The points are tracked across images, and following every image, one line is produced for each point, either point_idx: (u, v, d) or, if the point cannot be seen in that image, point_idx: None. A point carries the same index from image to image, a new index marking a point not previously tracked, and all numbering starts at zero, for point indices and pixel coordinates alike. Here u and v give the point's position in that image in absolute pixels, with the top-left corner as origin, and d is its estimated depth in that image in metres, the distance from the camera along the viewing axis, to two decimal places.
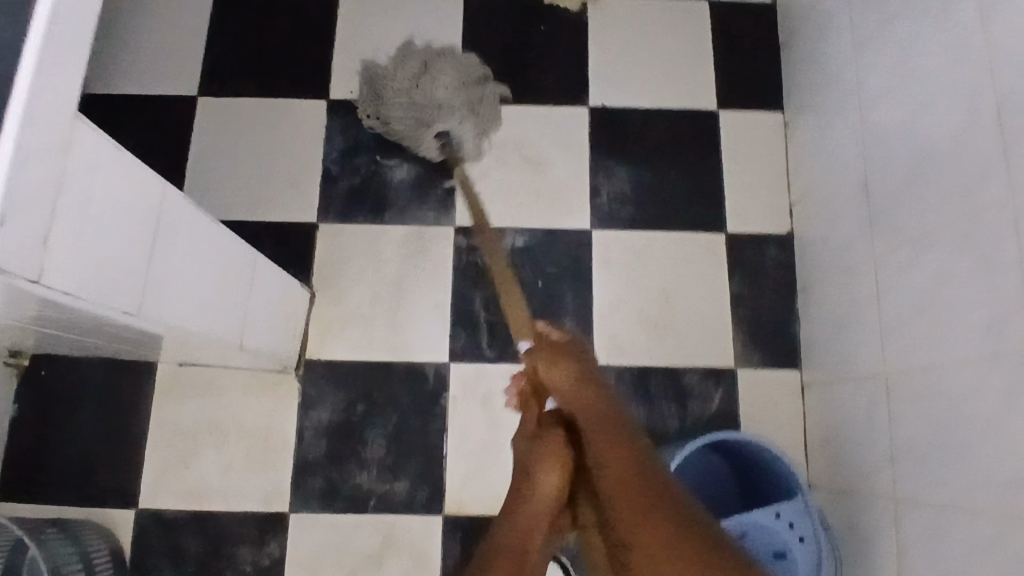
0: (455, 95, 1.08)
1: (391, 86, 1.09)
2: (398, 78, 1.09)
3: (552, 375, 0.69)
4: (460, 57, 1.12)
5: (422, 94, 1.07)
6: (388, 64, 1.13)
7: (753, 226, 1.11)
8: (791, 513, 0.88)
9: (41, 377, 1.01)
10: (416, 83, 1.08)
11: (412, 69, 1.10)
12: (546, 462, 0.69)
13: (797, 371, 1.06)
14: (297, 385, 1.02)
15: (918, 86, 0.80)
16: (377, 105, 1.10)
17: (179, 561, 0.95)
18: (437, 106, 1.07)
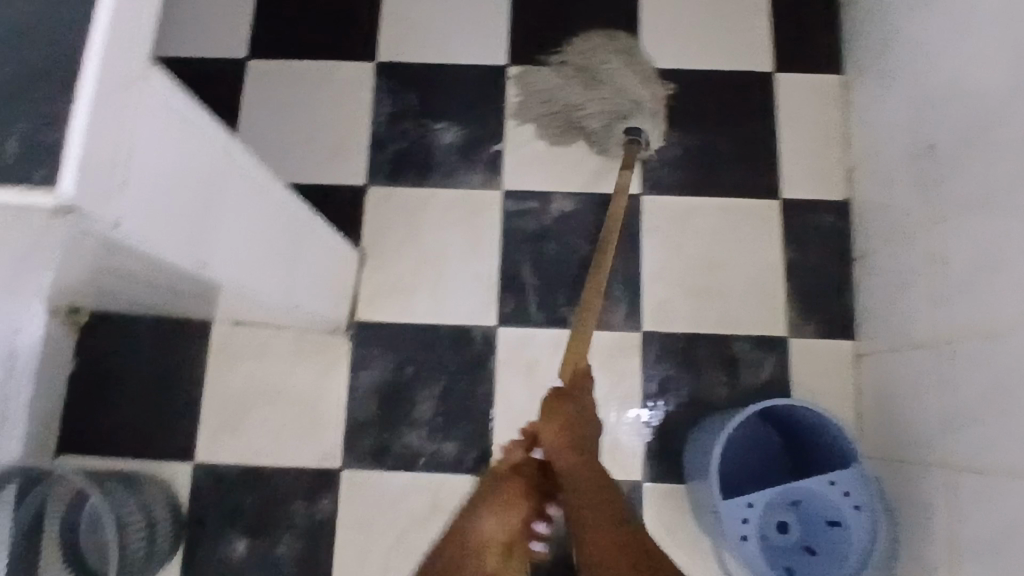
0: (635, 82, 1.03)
1: (567, 94, 1.05)
2: (567, 84, 1.05)
3: (551, 432, 0.76)
4: (613, 45, 1.07)
5: (605, 92, 1.02)
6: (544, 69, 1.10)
7: (809, 192, 1.08)
8: (847, 482, 0.86)
9: (99, 335, 1.03)
10: (591, 81, 1.04)
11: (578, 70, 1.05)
12: (496, 505, 0.80)
13: (852, 340, 1.03)
14: (347, 346, 1.03)
15: (979, 40, 0.76)
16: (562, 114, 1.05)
17: (236, 514, 0.98)
18: (620, 98, 1.02)
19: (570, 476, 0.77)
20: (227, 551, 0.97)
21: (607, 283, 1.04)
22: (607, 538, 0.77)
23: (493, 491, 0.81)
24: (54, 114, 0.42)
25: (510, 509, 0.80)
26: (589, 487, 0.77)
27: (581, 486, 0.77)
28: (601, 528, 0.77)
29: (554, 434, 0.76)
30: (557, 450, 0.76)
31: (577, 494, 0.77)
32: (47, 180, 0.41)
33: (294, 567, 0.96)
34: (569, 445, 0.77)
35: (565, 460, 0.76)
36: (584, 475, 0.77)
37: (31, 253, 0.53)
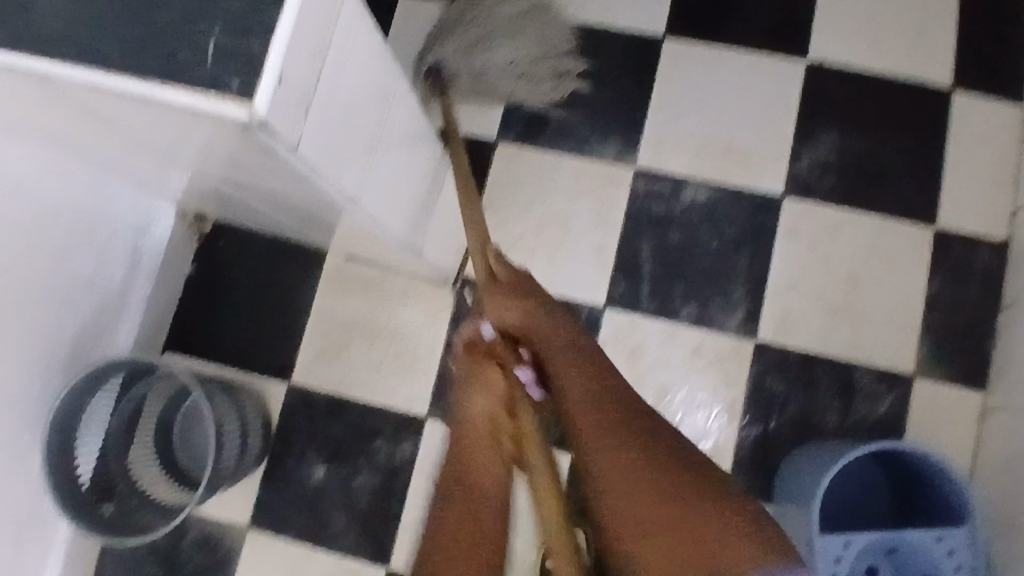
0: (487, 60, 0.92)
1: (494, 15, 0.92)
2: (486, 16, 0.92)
3: (506, 305, 0.75)
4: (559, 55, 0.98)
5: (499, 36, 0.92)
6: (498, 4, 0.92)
7: (967, 225, 0.99)
8: (954, 541, 0.78)
9: (217, 245, 1.06)
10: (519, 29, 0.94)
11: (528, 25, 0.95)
12: (485, 385, 0.73)
13: (982, 393, 0.95)
14: (451, 298, 1.02)
15: None
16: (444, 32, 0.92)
17: (320, 439, 1.00)
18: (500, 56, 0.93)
19: (540, 334, 0.76)
20: (308, 473, 1.00)
21: (728, 283, 0.99)
22: (596, 412, 0.74)
23: (469, 378, 0.74)
24: (259, 25, 0.41)
25: (489, 396, 0.74)
26: (553, 338, 0.76)
27: (552, 352, 0.76)
28: (579, 396, 0.74)
29: (515, 312, 0.75)
30: (513, 316, 0.75)
31: (546, 344, 0.76)
32: (242, 91, 0.41)
33: (368, 502, 0.98)
34: (522, 313, 0.75)
35: (523, 320, 0.75)
36: (550, 336, 0.76)
37: (199, 142, 0.54)
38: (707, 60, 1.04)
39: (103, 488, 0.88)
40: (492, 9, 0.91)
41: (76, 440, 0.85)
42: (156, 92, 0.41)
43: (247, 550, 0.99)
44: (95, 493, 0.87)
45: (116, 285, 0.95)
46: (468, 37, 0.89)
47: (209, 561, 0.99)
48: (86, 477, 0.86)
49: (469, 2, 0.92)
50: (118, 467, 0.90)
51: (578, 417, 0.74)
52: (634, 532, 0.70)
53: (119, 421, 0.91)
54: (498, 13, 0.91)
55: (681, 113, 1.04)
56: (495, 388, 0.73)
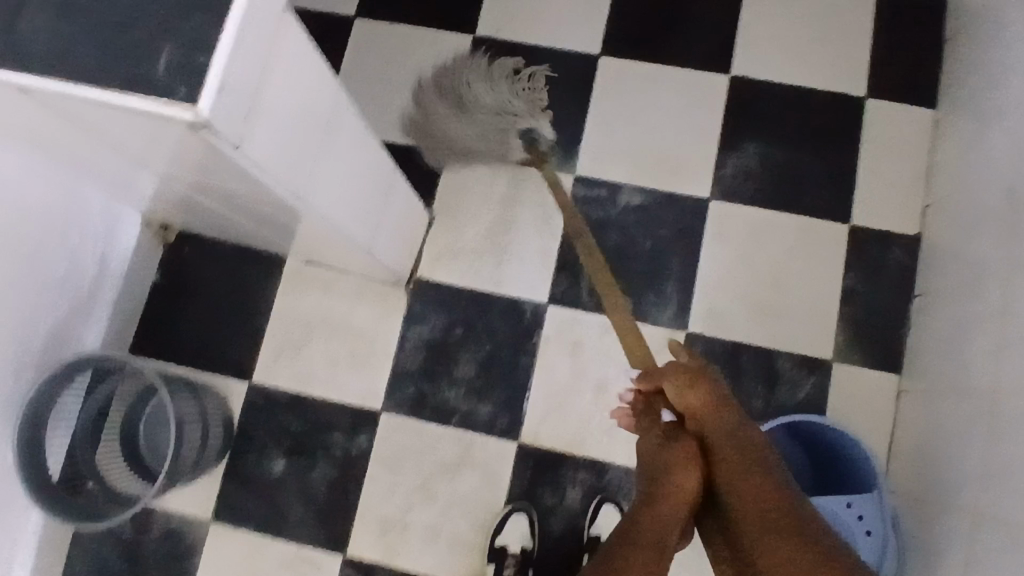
0: (497, 92, 1.10)
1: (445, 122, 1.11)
2: (443, 114, 1.11)
3: (686, 390, 0.73)
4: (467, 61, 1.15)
5: (476, 108, 1.10)
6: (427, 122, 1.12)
7: (880, 222, 1.07)
8: (862, 506, 0.86)
9: (183, 253, 1.12)
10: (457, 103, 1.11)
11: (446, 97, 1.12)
12: (674, 469, 0.70)
13: (896, 377, 1.03)
14: (404, 299, 1.09)
15: None
16: (468, 150, 1.11)
17: (281, 434, 1.05)
18: (496, 98, 1.10)
19: (707, 423, 0.72)
20: (268, 467, 1.05)
21: (662, 280, 1.06)
22: (762, 492, 0.67)
23: (657, 459, 0.72)
24: (202, 40, 0.48)
25: (682, 473, 0.70)
26: (726, 439, 0.71)
27: (733, 459, 0.70)
28: (763, 507, 0.66)
29: (693, 397, 0.73)
30: (698, 402, 0.72)
31: (719, 447, 0.71)
32: (187, 97, 0.47)
33: (326, 493, 1.03)
34: (708, 404, 0.72)
35: (701, 408, 0.72)
36: (727, 428, 0.72)
37: (153, 146, 0.60)
38: (641, 76, 1.13)
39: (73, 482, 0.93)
40: (456, 118, 1.10)
41: (46, 431, 0.90)
42: (112, 98, 0.48)
43: (209, 542, 1.03)
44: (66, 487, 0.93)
45: (85, 286, 0.99)
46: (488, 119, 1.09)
47: (172, 553, 1.03)
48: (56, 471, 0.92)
49: (452, 143, 1.11)
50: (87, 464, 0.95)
51: (758, 524, 0.65)
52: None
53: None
54: (448, 117, 1.11)
55: (617, 124, 1.12)
56: (694, 476, 0.70)
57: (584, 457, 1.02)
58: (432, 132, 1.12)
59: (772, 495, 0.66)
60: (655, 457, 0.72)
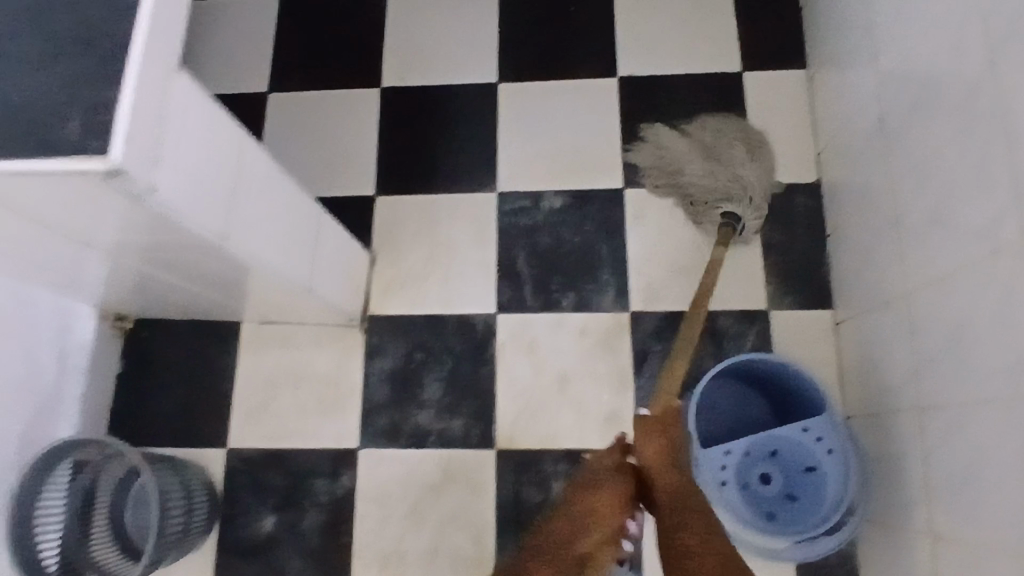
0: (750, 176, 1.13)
1: (667, 149, 1.16)
2: (681, 150, 1.15)
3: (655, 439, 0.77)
4: (729, 131, 1.17)
5: (716, 167, 1.12)
6: (667, 152, 1.16)
7: (780, 176, 1.17)
8: (819, 429, 0.89)
9: (142, 338, 1.16)
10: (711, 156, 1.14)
11: (705, 145, 1.15)
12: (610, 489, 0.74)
13: (829, 310, 1.10)
14: (362, 337, 1.13)
15: (918, 7, 0.82)
16: (668, 184, 1.14)
17: (266, 491, 1.07)
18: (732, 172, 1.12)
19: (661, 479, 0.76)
20: (259, 525, 1.06)
21: (598, 269, 1.13)
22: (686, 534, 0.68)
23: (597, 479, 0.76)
24: (106, 99, 0.54)
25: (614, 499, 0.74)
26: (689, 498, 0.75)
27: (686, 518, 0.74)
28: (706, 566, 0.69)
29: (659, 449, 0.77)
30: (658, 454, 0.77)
31: (680, 500, 0.75)
32: (100, 149, 0.53)
33: (320, 538, 1.05)
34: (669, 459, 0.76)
35: (659, 460, 0.76)
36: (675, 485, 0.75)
37: (82, 219, 0.65)
38: (540, 93, 1.22)
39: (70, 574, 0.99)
40: (687, 166, 1.14)
41: (35, 527, 0.95)
42: (34, 163, 0.53)
43: None
44: None
45: (49, 392, 1.03)
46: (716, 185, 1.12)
47: None
48: (51, 564, 0.97)
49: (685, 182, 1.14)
50: (81, 555, 1.01)
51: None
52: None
53: (76, 509, 1.01)
54: (665, 151, 1.16)
55: (529, 138, 1.20)
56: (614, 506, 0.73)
57: (560, 448, 1.06)
58: (669, 171, 1.15)
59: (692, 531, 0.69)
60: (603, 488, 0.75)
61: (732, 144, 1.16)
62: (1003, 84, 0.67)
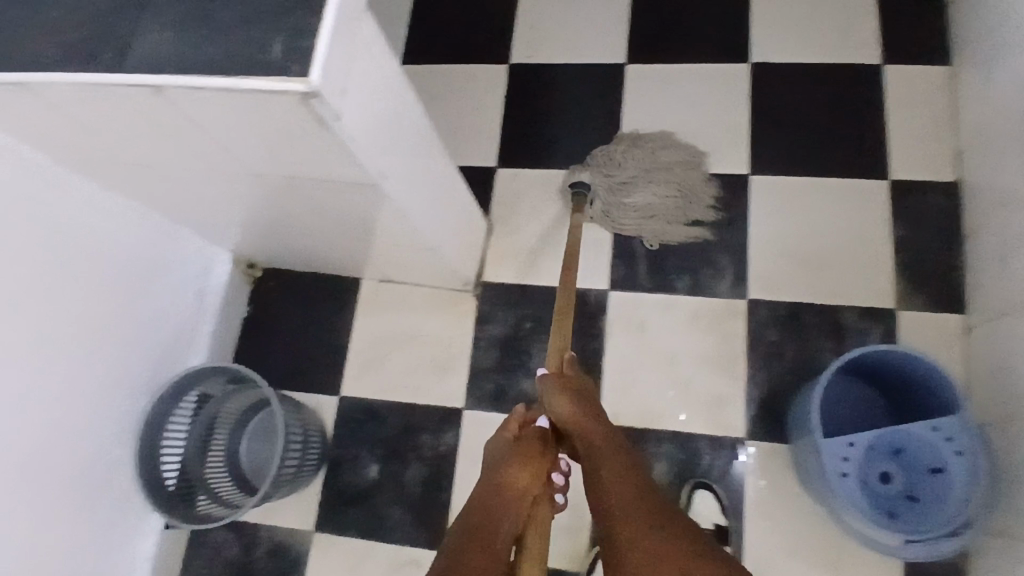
0: (645, 210, 1.12)
1: (646, 146, 1.15)
2: (647, 154, 1.15)
3: (564, 399, 0.79)
4: (699, 203, 1.13)
5: (643, 178, 1.13)
6: (634, 146, 1.16)
7: (916, 172, 1.11)
8: (950, 427, 0.83)
9: (268, 287, 1.22)
10: (651, 172, 1.13)
11: (664, 168, 1.14)
12: (527, 459, 0.77)
13: (962, 315, 1.04)
14: (474, 302, 1.16)
15: None
16: (608, 153, 1.16)
17: (372, 441, 1.11)
18: (643, 195, 1.12)
19: (580, 428, 0.79)
20: (364, 473, 1.10)
21: (715, 254, 1.11)
22: (623, 492, 0.73)
23: (511, 451, 0.78)
24: (306, 26, 0.57)
25: (527, 468, 0.77)
26: (601, 441, 0.78)
27: (602, 459, 0.76)
28: (621, 496, 0.72)
29: (569, 404, 0.79)
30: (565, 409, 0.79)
31: (591, 447, 0.78)
32: (290, 74, 0.57)
33: (419, 491, 1.08)
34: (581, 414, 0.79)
35: (572, 413, 0.79)
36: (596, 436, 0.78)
37: (257, 143, 0.70)
38: (668, 78, 1.21)
39: (186, 490, 1.04)
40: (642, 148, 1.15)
41: (161, 444, 1.01)
42: (240, 81, 0.57)
43: (314, 551, 1.08)
44: (181, 495, 1.03)
45: (185, 322, 1.10)
46: (616, 184, 1.13)
47: (282, 565, 1.08)
48: (171, 480, 1.02)
49: (614, 161, 1.15)
50: (198, 473, 1.06)
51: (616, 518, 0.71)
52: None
53: (200, 429, 1.06)
54: (646, 148, 1.15)
55: (653, 120, 1.19)
56: (526, 475, 0.76)
57: (665, 428, 1.05)
58: (611, 153, 1.15)
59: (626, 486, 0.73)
60: (510, 455, 0.78)
61: (684, 192, 1.13)
62: None
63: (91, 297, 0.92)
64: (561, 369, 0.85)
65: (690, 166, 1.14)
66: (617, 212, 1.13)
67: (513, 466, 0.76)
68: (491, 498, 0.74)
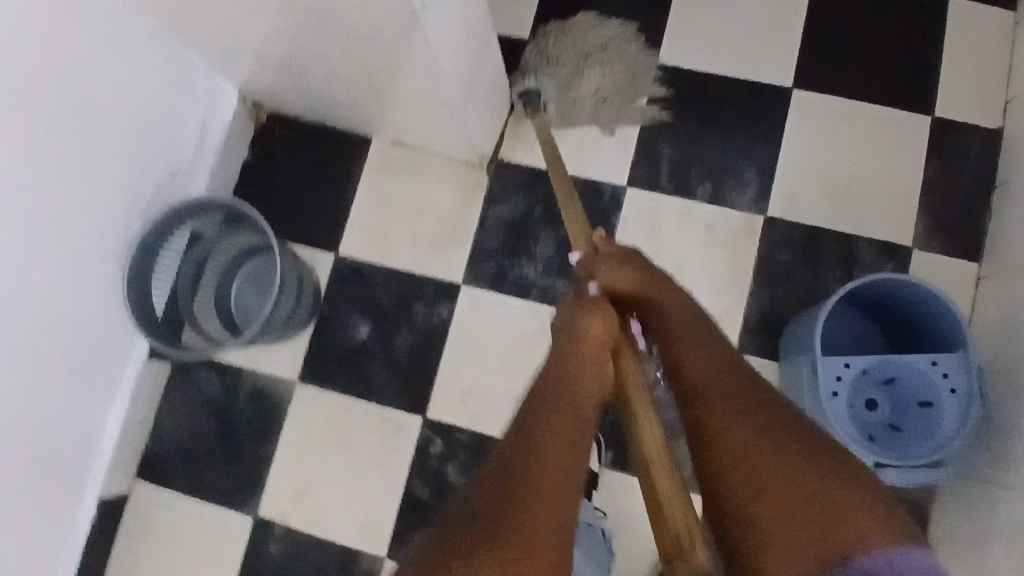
0: (600, 95, 1.09)
1: (568, 37, 1.10)
2: (574, 43, 1.10)
3: (626, 266, 0.80)
4: (644, 73, 1.10)
5: (583, 67, 1.08)
6: (555, 38, 1.11)
7: (962, 113, 1.06)
8: (949, 364, 0.82)
9: (273, 133, 1.17)
10: (587, 56, 1.09)
11: (594, 48, 1.09)
12: (597, 313, 0.75)
13: (976, 263, 1.02)
14: (487, 178, 1.12)
15: None
16: (539, 55, 1.10)
17: (366, 302, 1.10)
18: (595, 84, 1.08)
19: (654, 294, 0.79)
20: (353, 333, 1.10)
21: (740, 166, 1.08)
22: (715, 365, 0.72)
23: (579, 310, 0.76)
24: None
25: (599, 322, 0.75)
26: (676, 314, 0.77)
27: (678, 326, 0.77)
28: (707, 367, 0.72)
29: (634, 270, 0.80)
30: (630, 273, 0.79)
31: (665, 317, 0.78)
32: None
33: (408, 358, 1.08)
34: (645, 278, 0.79)
35: (637, 279, 0.79)
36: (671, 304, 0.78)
37: None
38: None
39: (173, 319, 1.03)
40: (567, 40, 1.10)
41: (153, 271, 0.99)
42: None
43: (297, 401, 1.08)
44: (167, 323, 1.02)
45: (189, 157, 1.05)
46: (563, 79, 1.08)
47: (261, 410, 1.09)
48: (160, 308, 1.01)
49: (551, 57, 1.09)
50: (185, 304, 1.04)
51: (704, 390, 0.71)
52: (750, 490, 0.63)
53: (191, 262, 1.04)
54: (570, 40, 1.10)
55: (699, 15, 1.12)
56: (600, 324, 0.75)
57: None
58: (543, 49, 1.10)
59: (719, 362, 0.73)
60: (576, 311, 0.77)
61: (628, 67, 1.09)
62: None
63: (96, 109, 0.86)
64: (595, 245, 0.84)
65: (623, 41, 1.10)
66: (576, 109, 1.09)
67: (583, 320, 0.75)
68: (564, 358, 0.73)
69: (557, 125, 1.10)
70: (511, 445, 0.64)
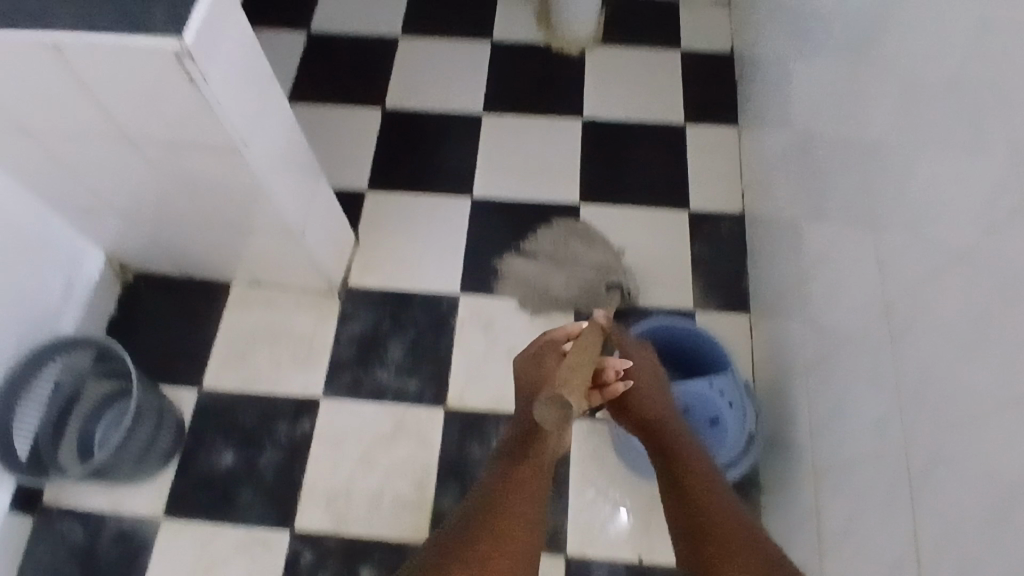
0: (599, 256, 1.30)
1: (527, 275, 1.29)
2: (537, 269, 1.29)
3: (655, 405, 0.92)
4: (568, 224, 1.33)
5: (570, 267, 1.29)
6: (520, 279, 1.28)
7: (711, 206, 1.36)
8: (722, 383, 1.02)
9: (139, 289, 1.29)
10: (557, 262, 1.29)
11: (545, 253, 1.30)
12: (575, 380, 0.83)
13: (746, 315, 1.26)
14: (338, 302, 1.27)
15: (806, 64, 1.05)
16: (546, 295, 1.27)
17: (230, 428, 1.17)
18: (592, 259, 1.29)
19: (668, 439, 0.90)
20: (220, 459, 1.15)
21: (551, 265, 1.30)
22: (721, 517, 0.78)
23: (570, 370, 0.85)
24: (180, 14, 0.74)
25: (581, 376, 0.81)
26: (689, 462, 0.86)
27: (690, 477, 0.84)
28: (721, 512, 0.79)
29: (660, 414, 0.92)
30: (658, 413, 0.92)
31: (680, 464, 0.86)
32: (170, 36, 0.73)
33: (273, 474, 1.13)
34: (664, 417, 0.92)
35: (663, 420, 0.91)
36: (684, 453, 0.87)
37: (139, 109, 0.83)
38: (516, 125, 1.43)
39: (35, 463, 1.06)
40: (535, 274, 1.28)
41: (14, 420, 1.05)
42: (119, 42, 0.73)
43: (163, 535, 1.09)
44: (30, 469, 1.06)
45: (51, 309, 1.14)
46: (583, 280, 1.27)
47: (127, 551, 1.08)
48: (21, 453, 1.05)
49: (551, 297, 1.26)
50: (48, 449, 1.09)
51: (707, 521, 0.78)
52: None
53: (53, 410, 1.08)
54: (531, 273, 1.29)
55: (502, 158, 1.39)
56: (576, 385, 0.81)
57: (503, 411, 1.18)
58: (535, 290, 1.27)
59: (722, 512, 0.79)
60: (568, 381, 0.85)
61: (564, 234, 1.32)
62: (850, 110, 0.87)
63: None
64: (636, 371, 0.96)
65: (534, 233, 1.32)
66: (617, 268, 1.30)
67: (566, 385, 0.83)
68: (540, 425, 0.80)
69: (628, 280, 1.29)
70: (472, 507, 0.80)
